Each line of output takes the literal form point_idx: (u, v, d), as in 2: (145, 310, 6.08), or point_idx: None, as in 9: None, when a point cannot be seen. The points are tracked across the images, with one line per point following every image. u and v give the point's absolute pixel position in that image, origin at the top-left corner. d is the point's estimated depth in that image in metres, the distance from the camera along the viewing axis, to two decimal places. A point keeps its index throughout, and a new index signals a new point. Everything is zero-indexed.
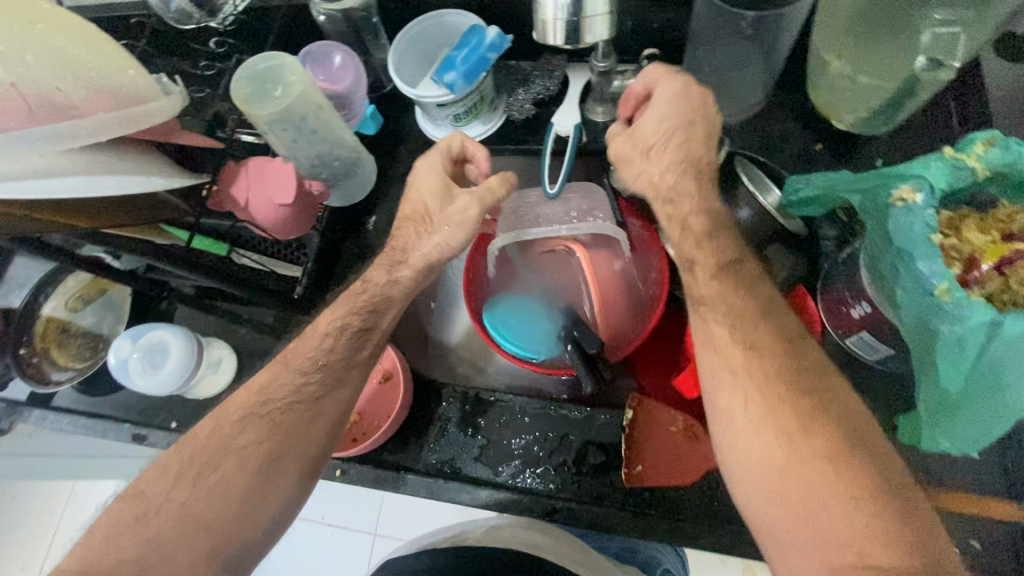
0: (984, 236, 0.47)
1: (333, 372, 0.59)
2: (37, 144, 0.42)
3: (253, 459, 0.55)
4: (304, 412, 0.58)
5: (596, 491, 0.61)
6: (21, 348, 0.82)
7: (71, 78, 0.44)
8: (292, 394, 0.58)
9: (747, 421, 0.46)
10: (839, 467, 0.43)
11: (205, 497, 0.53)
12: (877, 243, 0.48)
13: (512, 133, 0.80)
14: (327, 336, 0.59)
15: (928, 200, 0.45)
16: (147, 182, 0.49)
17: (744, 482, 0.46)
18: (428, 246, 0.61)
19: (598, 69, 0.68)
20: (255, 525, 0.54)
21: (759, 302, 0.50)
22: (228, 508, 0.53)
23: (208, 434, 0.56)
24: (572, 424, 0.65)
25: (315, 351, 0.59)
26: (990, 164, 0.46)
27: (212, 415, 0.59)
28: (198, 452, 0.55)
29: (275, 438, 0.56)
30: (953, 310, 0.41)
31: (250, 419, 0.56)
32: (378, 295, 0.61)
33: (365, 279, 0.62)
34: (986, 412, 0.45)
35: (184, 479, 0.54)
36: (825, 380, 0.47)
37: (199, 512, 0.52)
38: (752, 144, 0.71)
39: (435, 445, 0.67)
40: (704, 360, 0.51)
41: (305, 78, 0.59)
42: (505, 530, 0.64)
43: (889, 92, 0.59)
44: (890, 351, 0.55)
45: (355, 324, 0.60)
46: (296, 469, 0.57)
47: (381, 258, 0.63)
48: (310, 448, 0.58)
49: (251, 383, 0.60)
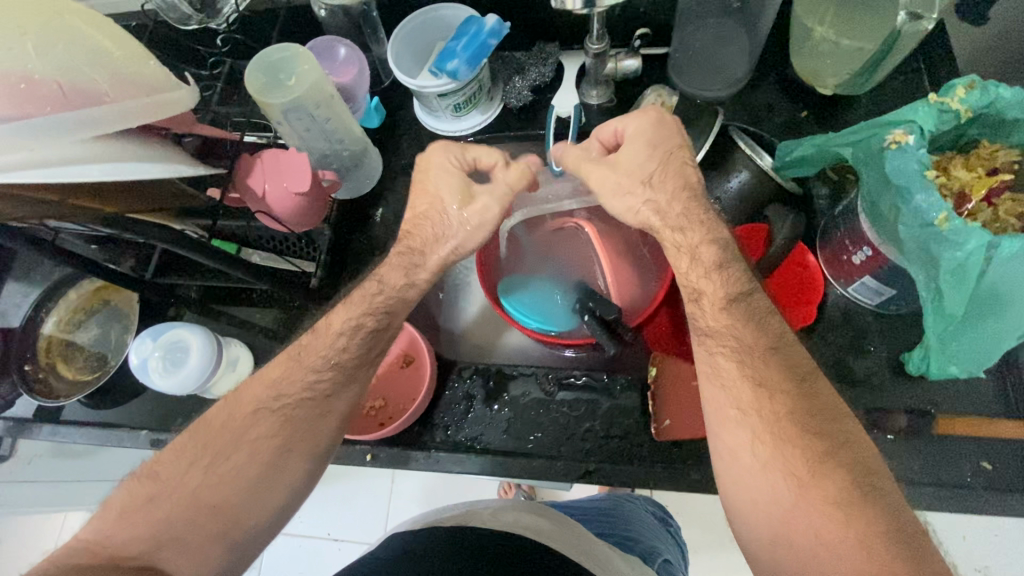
0: (970, 173, 0.51)
1: (346, 369, 0.58)
2: (75, 129, 0.42)
3: (265, 448, 0.54)
4: (315, 408, 0.57)
5: (626, 451, 0.64)
6: (25, 364, 0.80)
7: (97, 65, 0.44)
8: (304, 389, 0.57)
9: (754, 461, 0.47)
10: (848, 508, 0.43)
11: (215, 483, 0.52)
12: (876, 186, 0.52)
13: (511, 121, 0.82)
14: (342, 334, 0.58)
15: (918, 141, 0.49)
16: (175, 167, 0.50)
17: (750, 519, 0.47)
18: (446, 250, 0.59)
19: (593, 51, 0.71)
20: (261, 510, 0.53)
21: (765, 341, 0.50)
22: (237, 493, 0.52)
23: (221, 422, 0.56)
24: (597, 389, 0.67)
25: (328, 351, 0.58)
26: (972, 106, 0.49)
27: (228, 400, 0.58)
28: (210, 439, 0.54)
29: (288, 433, 0.55)
30: (952, 236, 0.45)
31: (262, 412, 0.56)
32: (394, 296, 0.59)
33: (380, 279, 0.61)
34: (986, 334, 0.49)
35: (199, 465, 0.53)
36: (839, 420, 0.46)
37: (209, 497, 0.52)
38: (742, 116, 0.75)
39: (464, 423, 0.68)
40: (710, 400, 0.51)
41: (317, 66, 0.60)
42: (511, 515, 0.61)
43: (872, 52, 0.63)
44: (892, 291, 0.59)
45: (370, 323, 0.59)
46: (305, 455, 0.56)
47: (397, 257, 0.61)
48: (322, 440, 0.57)
49: (263, 373, 0.59)
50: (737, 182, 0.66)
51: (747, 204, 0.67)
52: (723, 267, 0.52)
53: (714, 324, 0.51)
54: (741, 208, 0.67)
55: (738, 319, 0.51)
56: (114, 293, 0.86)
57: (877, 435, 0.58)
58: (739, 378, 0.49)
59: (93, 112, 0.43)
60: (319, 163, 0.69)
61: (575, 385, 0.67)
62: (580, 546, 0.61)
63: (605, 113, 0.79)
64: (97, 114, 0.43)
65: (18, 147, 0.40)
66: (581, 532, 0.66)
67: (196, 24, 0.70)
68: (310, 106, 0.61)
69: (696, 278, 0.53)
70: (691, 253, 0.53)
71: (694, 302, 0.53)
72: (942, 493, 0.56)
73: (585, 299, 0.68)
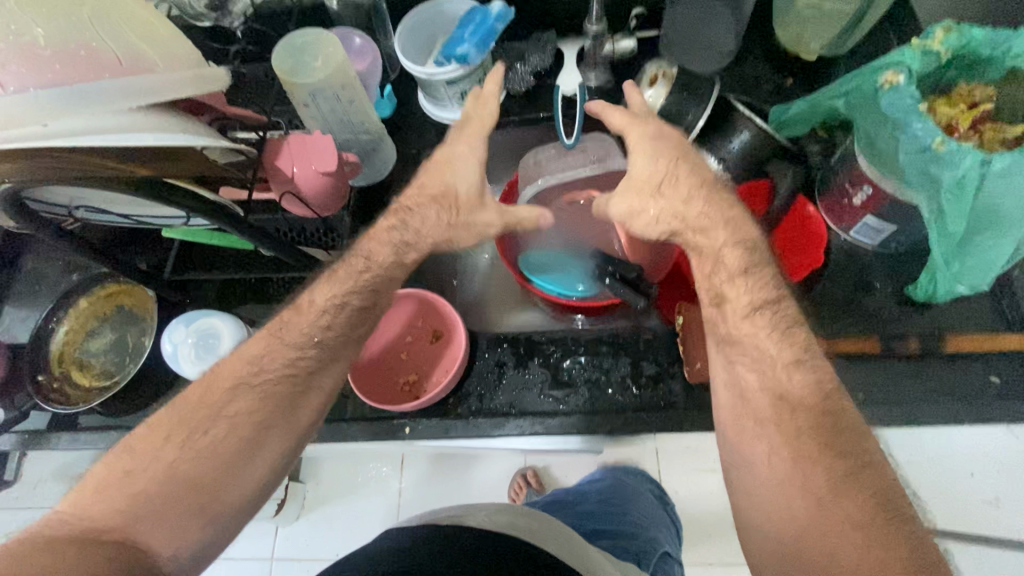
0: (954, 108, 0.56)
1: (328, 348, 0.53)
2: (130, 95, 0.43)
3: (245, 425, 0.49)
4: (296, 388, 0.51)
5: (660, 400, 0.66)
6: (39, 375, 0.78)
7: (122, 34, 0.45)
8: (285, 368, 0.51)
9: (771, 476, 0.45)
10: (871, 533, 0.40)
11: (193, 458, 0.47)
12: (874, 125, 0.57)
13: (513, 106, 0.86)
14: (325, 312, 0.53)
15: (908, 80, 0.54)
16: (216, 140, 0.51)
17: (765, 530, 0.45)
18: (442, 235, 0.56)
19: (592, 32, 0.75)
20: (242, 490, 0.48)
21: (790, 354, 0.48)
22: (218, 470, 0.47)
23: (199, 394, 0.50)
24: (624, 343, 0.70)
25: (310, 328, 0.53)
26: (951, 47, 0.55)
27: (205, 374, 0.52)
28: (186, 413, 0.49)
29: (267, 408, 0.49)
30: (949, 157, 0.50)
31: (242, 389, 0.50)
32: (382, 274, 0.55)
33: (366, 255, 0.55)
34: (980, 250, 0.55)
35: (172, 440, 0.47)
36: (861, 441, 0.44)
37: (187, 470, 0.46)
38: (734, 86, 0.79)
39: (498, 390, 0.69)
40: (728, 402, 0.50)
41: (340, 49, 0.63)
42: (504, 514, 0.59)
43: (849, 15, 0.71)
44: (891, 228, 0.64)
45: (355, 302, 0.54)
46: (287, 435, 0.51)
47: (388, 234, 0.56)
48: (304, 418, 0.52)
49: (241, 350, 0.53)
50: (739, 142, 0.70)
51: (749, 163, 0.70)
52: (749, 272, 0.51)
53: (735, 332, 0.50)
54: (745, 166, 0.71)
55: (762, 327, 0.49)
56: (127, 297, 0.85)
57: (894, 360, 0.63)
58: (747, 374, 0.49)
59: (143, 83, 0.44)
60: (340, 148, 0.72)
61: (603, 344, 0.70)
62: (575, 549, 0.58)
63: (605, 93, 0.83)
64: (150, 84, 0.45)
65: (80, 112, 0.41)
66: (572, 536, 0.61)
67: (210, 20, 0.72)
68: (334, 88, 0.63)
69: (721, 282, 0.52)
70: (713, 257, 0.52)
71: (716, 306, 0.52)
72: (960, 408, 0.61)
73: (605, 264, 0.70)
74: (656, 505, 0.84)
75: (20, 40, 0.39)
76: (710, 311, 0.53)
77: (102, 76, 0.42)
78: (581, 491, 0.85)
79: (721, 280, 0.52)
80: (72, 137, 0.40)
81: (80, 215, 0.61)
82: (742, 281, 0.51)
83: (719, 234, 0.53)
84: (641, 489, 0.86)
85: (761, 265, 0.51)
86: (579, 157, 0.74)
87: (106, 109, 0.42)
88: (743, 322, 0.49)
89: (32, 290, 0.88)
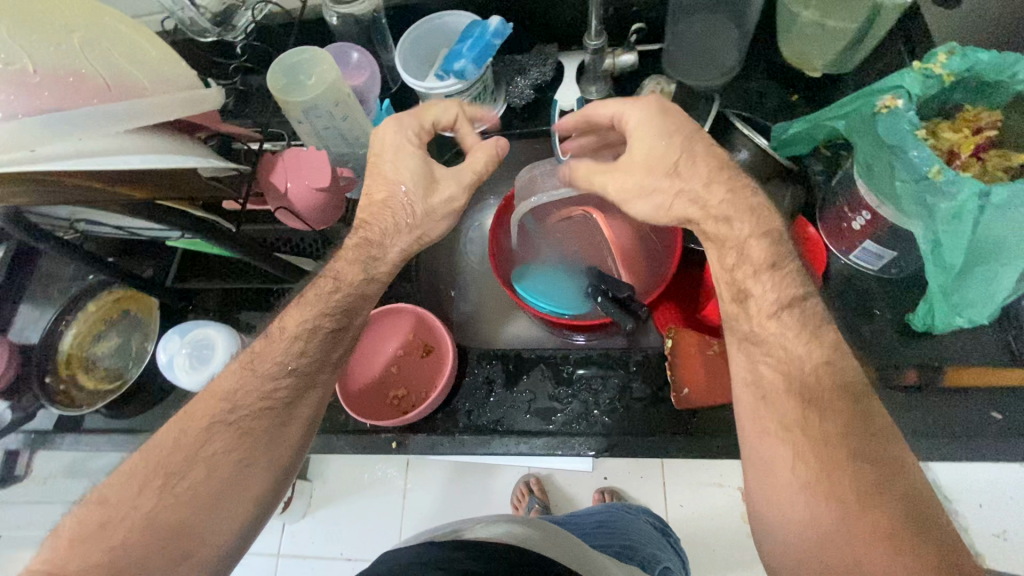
0: (958, 133, 0.54)
1: (304, 375, 0.55)
2: (117, 119, 0.44)
3: (224, 465, 0.50)
4: (275, 419, 0.52)
5: (648, 423, 0.66)
6: (46, 377, 0.80)
7: (111, 63, 0.46)
8: (260, 400, 0.52)
9: (792, 481, 0.44)
10: (899, 541, 0.39)
11: (173, 503, 0.47)
12: (871, 150, 0.55)
13: (514, 120, 0.86)
14: (298, 337, 0.54)
15: (908, 104, 0.53)
16: (208, 160, 0.52)
17: (782, 535, 0.44)
18: (410, 241, 0.56)
19: (592, 48, 0.74)
20: (228, 532, 0.49)
21: (821, 354, 0.46)
22: (198, 513, 0.48)
23: (173, 441, 0.51)
24: (614, 364, 0.69)
25: (283, 355, 0.54)
26: (954, 70, 0.53)
27: (179, 414, 0.53)
28: (163, 457, 0.50)
29: (246, 445, 0.51)
30: (946, 186, 0.48)
31: (216, 427, 0.51)
32: (353, 292, 0.56)
33: (336, 276, 0.57)
34: (978, 282, 0.53)
35: (150, 486, 0.48)
36: (891, 448, 0.43)
37: (167, 517, 0.47)
38: (736, 103, 0.78)
39: (485, 407, 0.69)
40: (746, 397, 0.48)
41: (334, 66, 0.64)
42: (500, 527, 0.67)
43: (854, 32, 0.68)
44: (892, 254, 0.62)
45: (328, 325, 0.55)
46: (268, 475, 0.51)
47: (354, 251, 0.57)
48: (285, 452, 0.53)
49: (214, 385, 0.54)
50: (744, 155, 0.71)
51: None
52: (775, 266, 0.49)
53: (760, 330, 0.49)
54: None
55: (790, 326, 0.47)
56: (134, 302, 0.87)
57: (889, 391, 0.61)
58: (771, 374, 0.47)
59: (138, 105, 0.46)
60: (335, 163, 0.72)
61: (593, 365, 0.69)
62: (573, 555, 0.68)
63: None
64: (139, 108, 0.46)
65: (68, 137, 0.42)
66: (571, 549, 0.70)
67: (213, 37, 0.73)
68: (327, 105, 0.64)
69: (743, 276, 0.50)
70: (738, 247, 0.50)
71: (739, 301, 0.50)
72: (959, 443, 0.59)
73: (597, 282, 0.70)
74: (652, 535, 0.92)
75: (10, 68, 0.40)
76: (731, 308, 0.51)
77: (88, 103, 0.43)
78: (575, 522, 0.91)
79: (745, 274, 0.50)
80: (63, 158, 0.41)
81: (82, 228, 0.63)
82: (765, 277, 0.49)
83: (743, 224, 0.50)
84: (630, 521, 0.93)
85: (786, 258, 0.49)
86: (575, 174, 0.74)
87: (93, 134, 0.43)
88: (769, 320, 0.48)
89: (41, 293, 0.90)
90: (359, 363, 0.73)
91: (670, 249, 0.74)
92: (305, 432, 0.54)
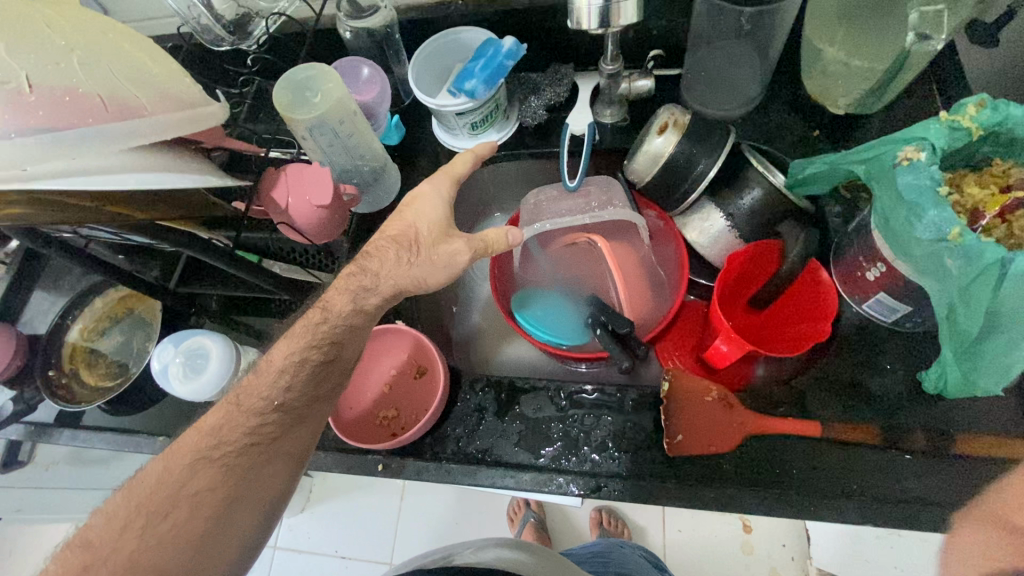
0: (984, 190, 0.51)
1: (292, 411, 0.55)
2: (110, 139, 0.44)
3: (209, 503, 0.50)
4: (260, 455, 0.53)
5: (639, 469, 0.63)
6: (49, 370, 0.82)
7: (107, 83, 0.46)
8: (246, 436, 0.53)
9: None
10: None
11: (155, 545, 0.48)
12: (888, 204, 0.52)
13: (525, 139, 0.82)
14: (285, 371, 0.54)
15: (931, 158, 0.50)
16: (205, 178, 0.51)
17: None
18: (404, 277, 0.55)
19: (607, 73, 0.71)
20: (214, 566, 0.50)
21: None
22: (185, 553, 0.49)
23: (156, 477, 0.51)
24: (609, 404, 0.67)
25: (269, 390, 0.53)
26: (984, 124, 0.50)
27: (162, 455, 0.53)
28: (145, 498, 0.50)
29: (231, 482, 0.51)
30: (965, 252, 0.46)
31: (202, 464, 0.51)
32: (340, 325, 0.54)
33: (325, 306, 0.55)
34: (995, 351, 0.51)
35: (132, 527, 0.49)
36: None
37: (149, 560, 0.47)
38: (755, 136, 0.74)
39: (475, 436, 0.68)
40: None
41: (341, 85, 0.63)
42: (493, 551, 0.66)
43: (883, 73, 0.64)
44: (906, 308, 0.60)
45: (315, 358, 0.54)
46: (255, 512, 0.53)
47: (346, 280, 0.55)
48: (270, 488, 0.54)
49: (201, 421, 0.54)
50: (749, 199, 0.66)
51: (757, 222, 0.66)
52: None
53: None
54: (754, 225, 0.67)
55: None
56: (139, 302, 0.87)
57: (895, 454, 0.60)
58: None
59: (132, 126, 0.45)
60: (339, 178, 0.71)
61: (587, 400, 0.67)
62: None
63: (619, 132, 0.79)
64: (133, 128, 0.45)
65: (62, 156, 0.42)
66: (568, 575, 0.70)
67: (228, 44, 0.74)
68: (332, 122, 0.63)
69: None
70: None
71: None
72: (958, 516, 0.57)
73: (597, 314, 0.69)
74: (647, 568, 0.91)
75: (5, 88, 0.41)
76: None
77: (84, 123, 0.43)
78: (578, 554, 0.97)
79: None
80: (51, 179, 0.41)
81: (84, 234, 0.64)
82: None
83: None
84: (632, 553, 0.94)
85: None
86: (580, 202, 0.74)
87: (88, 152, 0.43)
88: None
89: (40, 285, 0.90)
90: (357, 380, 0.74)
91: (677, 278, 0.71)
92: (290, 467, 0.55)
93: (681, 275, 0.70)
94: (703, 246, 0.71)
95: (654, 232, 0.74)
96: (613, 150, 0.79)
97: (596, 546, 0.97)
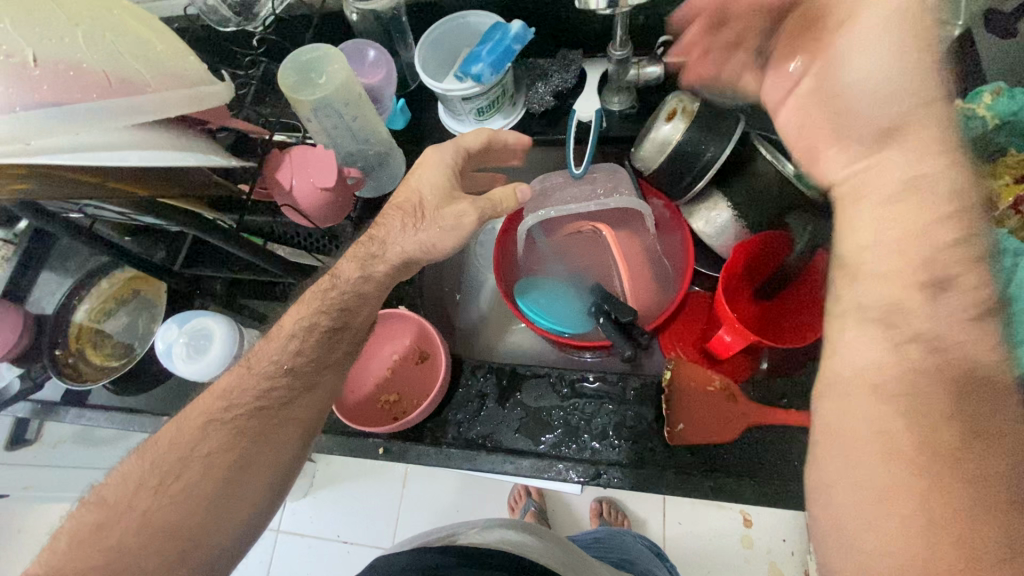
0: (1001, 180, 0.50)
1: (301, 376, 0.55)
2: (110, 116, 0.43)
3: (220, 465, 0.50)
4: (271, 419, 0.53)
5: (641, 454, 0.63)
6: (56, 349, 0.82)
7: (111, 57, 0.46)
8: (255, 399, 0.53)
9: (916, 403, 0.31)
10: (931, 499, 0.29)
11: (168, 504, 0.49)
12: None
13: (532, 125, 0.81)
14: (294, 337, 0.55)
15: None
16: (208, 158, 0.51)
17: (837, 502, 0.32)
18: (411, 243, 0.54)
19: (616, 58, 0.70)
20: (226, 528, 0.50)
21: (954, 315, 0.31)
22: (193, 514, 0.49)
23: (171, 440, 0.52)
24: (610, 392, 0.66)
25: (279, 354, 0.54)
26: None
27: (179, 415, 0.54)
28: (159, 458, 0.51)
29: (240, 447, 0.51)
30: None
31: (212, 427, 0.52)
32: (349, 291, 0.55)
33: (335, 274, 0.56)
34: None
35: (148, 486, 0.50)
36: None
37: (162, 519, 0.48)
38: (765, 125, 0.74)
39: (476, 421, 0.68)
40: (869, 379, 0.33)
41: (346, 67, 0.63)
42: (497, 533, 0.66)
43: None
44: None
45: (325, 323, 0.55)
46: (265, 480, 0.52)
47: (355, 250, 0.57)
48: (281, 454, 0.53)
49: (213, 386, 0.55)
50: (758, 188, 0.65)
51: (765, 211, 0.66)
52: None
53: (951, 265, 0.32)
54: (762, 215, 0.66)
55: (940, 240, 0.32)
56: (144, 284, 0.88)
57: None
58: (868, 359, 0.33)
59: (133, 102, 0.45)
60: (343, 162, 0.71)
61: (588, 388, 0.67)
62: (570, 564, 0.67)
63: (627, 120, 0.78)
64: (134, 105, 0.45)
65: (62, 131, 0.41)
66: (574, 560, 0.70)
67: (234, 26, 0.73)
68: (337, 103, 0.63)
69: None
70: None
71: None
72: None
73: (600, 303, 0.68)
74: (650, 555, 0.90)
75: (9, 60, 0.40)
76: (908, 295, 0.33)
77: (84, 99, 0.42)
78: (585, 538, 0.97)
79: None
80: (55, 153, 0.41)
81: (90, 212, 0.64)
82: None
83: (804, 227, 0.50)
84: (635, 540, 0.94)
85: None
86: (585, 190, 0.73)
87: (86, 128, 0.42)
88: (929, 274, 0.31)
89: (45, 267, 0.90)
90: (360, 363, 0.74)
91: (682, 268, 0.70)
92: (301, 434, 0.55)
93: (686, 264, 0.69)
94: (709, 237, 0.71)
95: (659, 222, 0.73)
96: (621, 138, 0.78)
97: (600, 531, 0.97)
